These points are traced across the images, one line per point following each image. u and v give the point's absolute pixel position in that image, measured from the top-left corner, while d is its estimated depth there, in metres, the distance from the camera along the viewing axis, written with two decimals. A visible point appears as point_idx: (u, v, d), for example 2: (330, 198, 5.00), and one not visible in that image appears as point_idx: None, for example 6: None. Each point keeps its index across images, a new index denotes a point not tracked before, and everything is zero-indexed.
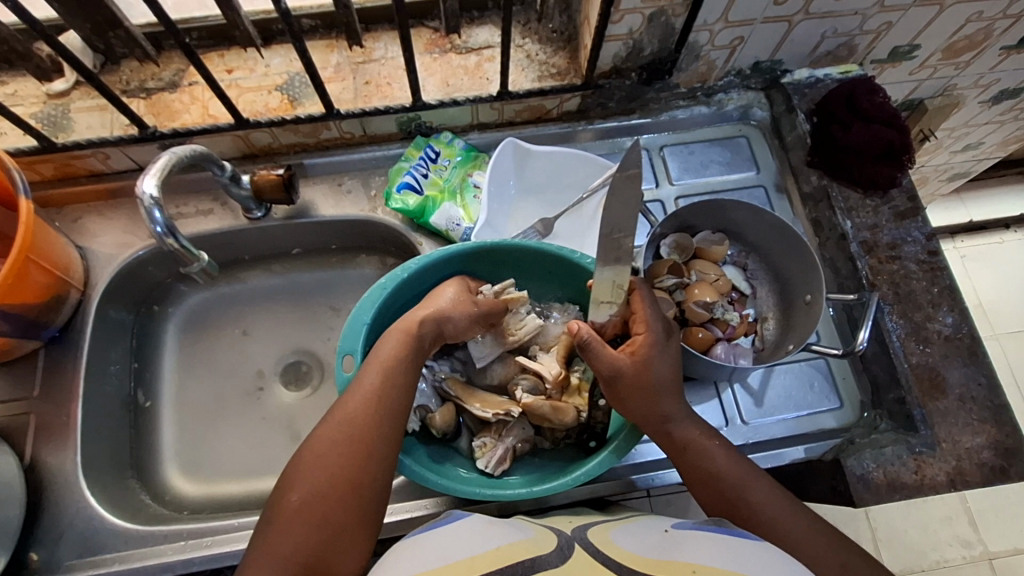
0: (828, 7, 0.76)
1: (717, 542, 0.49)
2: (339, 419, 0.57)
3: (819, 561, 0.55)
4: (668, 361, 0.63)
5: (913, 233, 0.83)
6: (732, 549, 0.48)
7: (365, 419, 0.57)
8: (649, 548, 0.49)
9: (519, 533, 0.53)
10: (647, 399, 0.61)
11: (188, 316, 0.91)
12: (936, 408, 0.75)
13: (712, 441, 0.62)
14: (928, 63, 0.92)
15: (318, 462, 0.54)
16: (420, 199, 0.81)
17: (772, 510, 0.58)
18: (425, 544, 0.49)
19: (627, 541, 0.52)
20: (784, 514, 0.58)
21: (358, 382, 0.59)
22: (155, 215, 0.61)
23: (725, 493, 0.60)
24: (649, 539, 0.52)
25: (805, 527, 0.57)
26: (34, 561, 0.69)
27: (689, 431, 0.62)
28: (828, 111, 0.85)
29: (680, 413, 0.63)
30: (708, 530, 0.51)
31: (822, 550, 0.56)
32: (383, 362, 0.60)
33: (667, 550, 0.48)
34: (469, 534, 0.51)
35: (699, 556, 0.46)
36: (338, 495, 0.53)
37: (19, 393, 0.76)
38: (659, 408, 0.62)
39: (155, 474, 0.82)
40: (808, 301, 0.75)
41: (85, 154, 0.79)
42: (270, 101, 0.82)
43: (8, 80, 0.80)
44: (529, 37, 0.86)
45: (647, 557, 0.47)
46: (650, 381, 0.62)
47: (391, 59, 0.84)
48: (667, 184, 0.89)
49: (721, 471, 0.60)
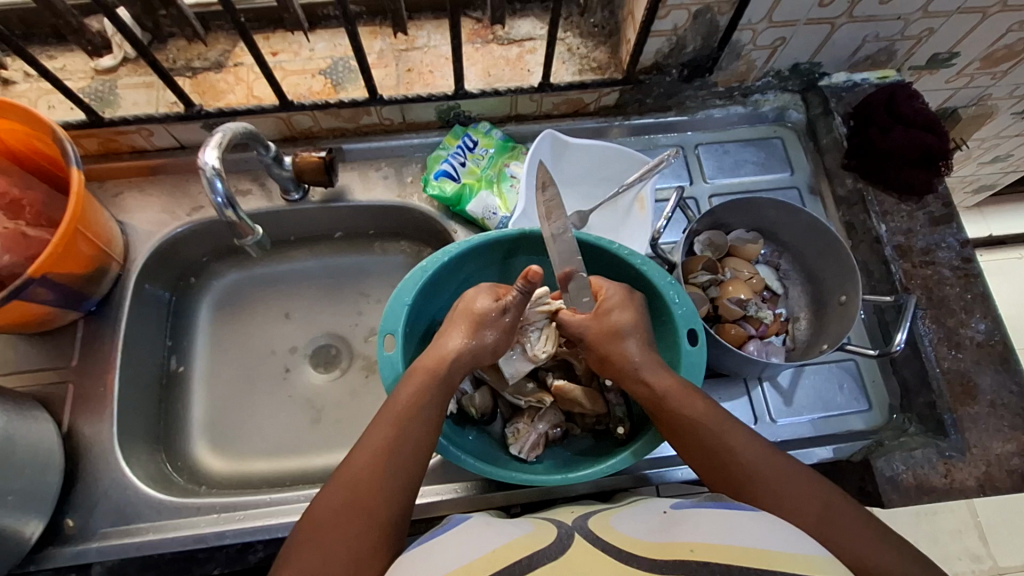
0: (872, 11, 0.77)
1: (716, 516, 0.49)
2: (366, 454, 0.55)
3: (799, 512, 0.53)
4: (632, 310, 0.65)
5: (948, 239, 0.83)
6: (730, 522, 0.48)
7: (392, 458, 0.55)
8: (651, 531, 0.49)
9: (517, 529, 0.52)
10: (615, 346, 0.63)
11: (222, 294, 0.92)
12: (966, 414, 0.75)
13: (686, 391, 0.60)
14: (966, 72, 0.93)
15: (344, 500, 0.53)
16: (457, 187, 0.82)
17: (754, 461, 0.56)
18: (423, 553, 0.49)
19: (625, 526, 0.52)
20: (764, 466, 0.56)
21: (386, 409, 0.59)
22: (217, 186, 0.62)
23: (705, 442, 0.58)
24: (651, 521, 0.52)
25: (789, 477, 0.55)
26: (69, 527, 0.70)
27: (663, 380, 0.61)
28: (866, 115, 0.85)
29: (650, 362, 0.62)
30: (707, 506, 0.52)
31: (803, 498, 0.54)
32: (411, 398, 0.58)
33: (666, 532, 0.48)
34: (471, 538, 0.50)
35: (700, 535, 0.46)
36: (370, 525, 0.52)
37: (58, 363, 0.77)
38: (626, 353, 0.62)
39: (185, 450, 0.83)
40: (843, 302, 0.75)
41: (130, 130, 0.80)
42: (313, 84, 0.83)
43: (57, 54, 0.82)
44: (570, 31, 0.86)
45: (648, 541, 0.47)
46: (619, 325, 0.64)
47: (433, 47, 0.85)
48: (701, 182, 0.89)
49: (701, 422, 0.58)
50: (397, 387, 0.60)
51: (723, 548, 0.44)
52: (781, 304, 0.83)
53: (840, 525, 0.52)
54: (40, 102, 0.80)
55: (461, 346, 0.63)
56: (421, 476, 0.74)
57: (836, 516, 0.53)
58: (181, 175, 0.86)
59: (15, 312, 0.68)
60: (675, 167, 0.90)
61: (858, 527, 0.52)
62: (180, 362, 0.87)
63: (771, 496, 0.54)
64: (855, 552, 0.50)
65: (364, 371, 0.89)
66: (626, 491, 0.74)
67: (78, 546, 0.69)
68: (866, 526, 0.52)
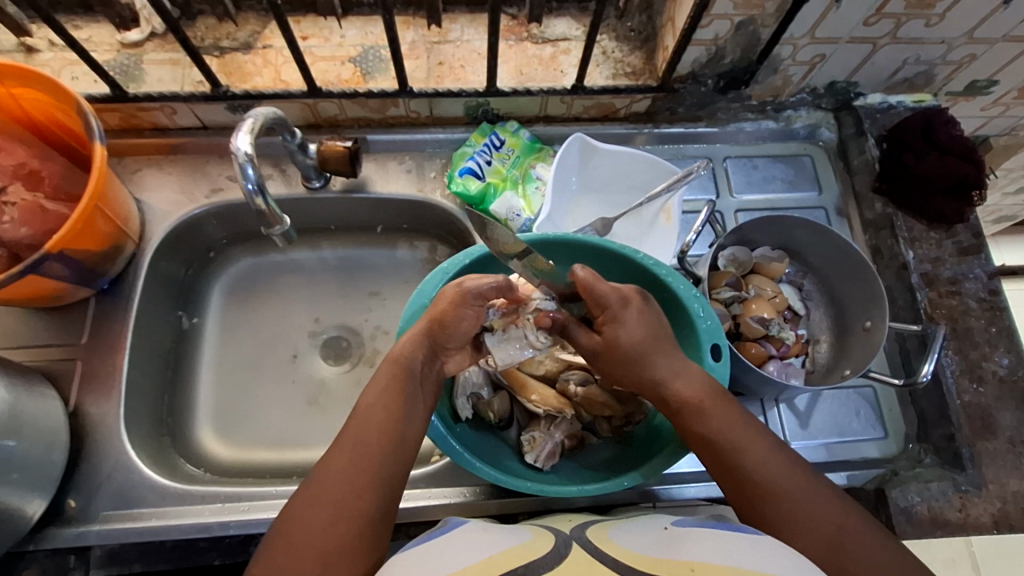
0: (916, 33, 0.75)
1: (718, 536, 0.48)
2: (341, 450, 0.55)
3: (810, 535, 0.51)
4: (636, 322, 0.60)
5: (975, 270, 0.82)
6: (734, 543, 0.47)
7: (365, 453, 0.55)
8: (650, 547, 0.48)
9: (513, 536, 0.51)
10: (641, 360, 0.60)
11: (233, 280, 0.90)
12: (985, 449, 0.74)
13: (713, 401, 0.58)
14: (1003, 100, 0.91)
15: (317, 494, 0.52)
16: (481, 186, 0.81)
17: (775, 475, 0.55)
18: (414, 557, 0.48)
19: (624, 539, 0.51)
20: (784, 481, 0.54)
21: (356, 406, 0.58)
22: (249, 172, 0.61)
23: (721, 455, 0.56)
24: (649, 535, 0.51)
25: (807, 496, 0.54)
26: (70, 508, 0.69)
27: (689, 389, 0.59)
28: (900, 139, 0.84)
29: (679, 369, 0.60)
30: (709, 525, 0.50)
31: (819, 519, 0.52)
32: (379, 395, 0.58)
33: (667, 549, 0.47)
34: (465, 541, 0.49)
35: (702, 554, 0.45)
36: (345, 517, 0.51)
37: (68, 339, 0.76)
38: (651, 369, 0.60)
39: (190, 435, 0.81)
40: (867, 328, 0.74)
41: (153, 107, 0.78)
42: (342, 72, 0.81)
43: (82, 24, 0.80)
44: (606, 34, 0.85)
45: (649, 557, 0.46)
46: (629, 350, 0.60)
47: (466, 42, 0.84)
48: (728, 196, 0.88)
49: (723, 434, 0.57)
50: (368, 386, 0.60)
51: (726, 571, 0.43)
52: (802, 325, 0.82)
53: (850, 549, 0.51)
54: (64, 73, 0.78)
55: (418, 331, 0.61)
56: (429, 477, 0.73)
57: (847, 540, 0.51)
58: (201, 156, 0.84)
59: (30, 286, 0.67)
60: (703, 180, 0.88)
61: (871, 549, 0.51)
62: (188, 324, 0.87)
63: (791, 513, 0.53)
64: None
65: (374, 365, 0.87)
66: (636, 504, 0.74)
67: (79, 528, 0.68)
68: (881, 548, 0.51)
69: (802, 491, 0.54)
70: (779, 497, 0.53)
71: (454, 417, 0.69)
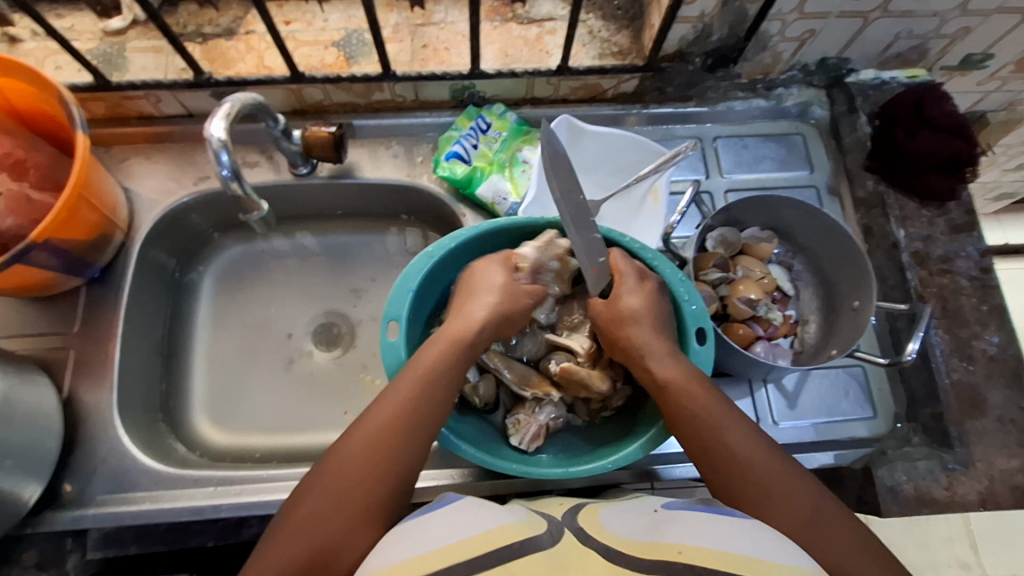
0: (907, 7, 0.74)
1: (708, 516, 0.48)
2: (352, 449, 0.54)
3: (785, 517, 0.52)
4: (652, 296, 0.63)
5: (967, 248, 0.81)
6: (723, 525, 0.47)
7: (372, 467, 0.53)
8: (641, 526, 0.48)
9: (508, 513, 0.49)
10: (621, 332, 0.62)
11: (225, 268, 0.91)
12: (973, 427, 0.74)
13: (696, 384, 0.58)
14: (999, 75, 0.89)
15: (321, 509, 0.51)
16: (467, 170, 0.80)
17: (748, 462, 0.55)
18: (410, 530, 0.48)
19: (613, 516, 0.51)
20: (757, 471, 0.54)
21: (393, 384, 0.57)
22: (224, 159, 0.61)
23: (703, 435, 0.56)
24: (640, 513, 0.51)
25: (783, 480, 0.54)
26: (67, 492, 0.70)
27: (669, 369, 0.58)
28: (892, 115, 0.83)
29: (663, 350, 0.60)
30: (700, 505, 0.51)
31: (794, 499, 0.53)
32: (417, 377, 0.57)
33: (656, 530, 0.47)
34: (460, 512, 0.49)
35: (691, 537, 0.45)
36: (361, 495, 0.52)
37: (60, 328, 0.77)
38: (634, 340, 0.61)
39: (185, 422, 0.83)
40: (855, 308, 0.74)
41: (137, 95, 0.78)
42: (326, 57, 0.81)
43: (65, 13, 0.80)
44: (592, 13, 0.84)
45: (638, 537, 0.46)
46: (623, 315, 0.62)
47: (450, 24, 0.83)
48: (717, 176, 0.87)
49: (700, 417, 0.56)
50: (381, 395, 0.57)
51: (712, 553, 0.43)
52: (791, 306, 0.82)
53: (823, 530, 0.51)
54: (47, 63, 0.78)
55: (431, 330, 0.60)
56: None
57: (822, 522, 0.52)
58: (189, 144, 0.84)
59: (18, 276, 0.68)
60: (692, 160, 0.87)
61: (845, 531, 0.51)
62: (180, 313, 0.87)
63: (756, 492, 0.53)
64: (833, 559, 0.50)
65: (365, 351, 0.88)
66: (624, 484, 0.74)
67: (75, 512, 0.69)
68: (853, 536, 0.51)
69: (778, 475, 0.54)
70: (750, 475, 0.54)
71: None
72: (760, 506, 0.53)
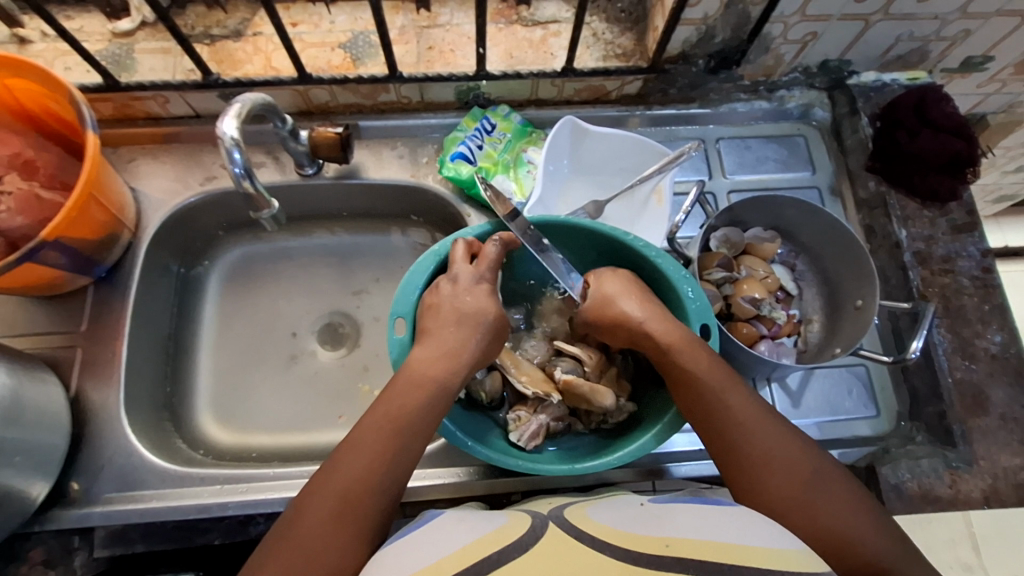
0: (908, 9, 0.75)
1: (696, 511, 0.48)
2: (337, 479, 0.53)
3: (780, 476, 0.53)
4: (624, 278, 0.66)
5: (969, 248, 0.82)
6: (712, 516, 0.47)
7: (343, 522, 0.51)
8: (629, 519, 0.48)
9: (490, 522, 0.50)
10: (613, 308, 0.63)
11: (230, 268, 0.91)
12: (976, 426, 0.74)
13: (697, 348, 0.59)
14: (998, 77, 0.90)
15: None
16: (473, 170, 0.81)
17: (746, 432, 0.55)
18: (394, 550, 0.48)
19: (602, 513, 0.51)
20: (758, 439, 0.55)
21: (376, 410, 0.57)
22: (235, 157, 0.62)
23: (703, 397, 0.57)
24: (628, 509, 0.51)
25: (780, 444, 0.55)
26: (74, 491, 0.71)
27: (668, 333, 0.60)
28: (893, 117, 0.84)
29: (661, 317, 0.61)
30: (687, 501, 0.51)
31: (790, 462, 0.54)
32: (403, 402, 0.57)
33: (643, 523, 0.47)
34: (443, 527, 0.49)
35: (678, 530, 0.45)
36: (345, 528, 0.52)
37: (68, 327, 0.77)
38: (627, 313, 0.63)
39: (191, 421, 0.83)
40: (858, 307, 0.74)
41: (145, 96, 0.79)
42: (333, 58, 0.81)
43: (74, 15, 0.81)
44: (596, 15, 0.84)
45: (626, 530, 0.46)
46: (609, 305, 0.64)
47: (456, 26, 0.84)
48: (720, 177, 0.87)
49: (701, 376, 0.57)
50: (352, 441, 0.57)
51: (700, 545, 0.43)
52: (794, 305, 0.82)
53: (818, 491, 0.53)
54: (57, 64, 0.79)
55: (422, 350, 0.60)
56: (425, 459, 0.74)
57: (817, 484, 0.53)
58: (196, 144, 0.85)
59: (27, 275, 0.68)
60: (694, 161, 0.88)
61: (838, 495, 0.52)
62: (186, 312, 0.87)
63: (754, 453, 0.54)
64: (825, 518, 0.51)
65: (370, 351, 0.88)
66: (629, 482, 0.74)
67: (83, 510, 0.70)
68: (846, 500, 0.52)
69: (775, 439, 0.55)
70: (749, 437, 0.55)
71: None
72: (758, 467, 0.54)
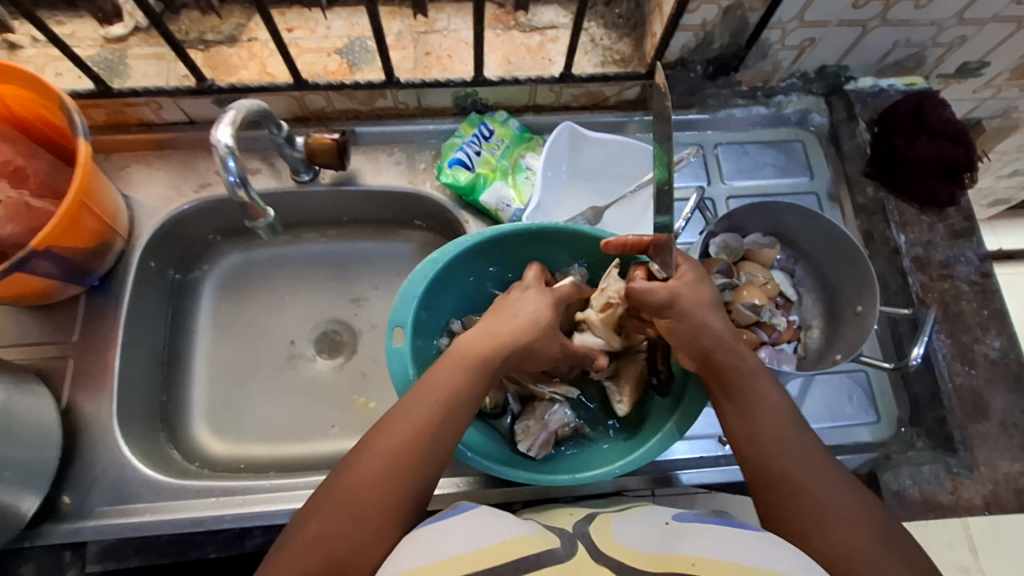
0: (906, 15, 0.75)
1: (718, 533, 0.48)
2: (391, 436, 0.54)
3: (834, 522, 0.51)
4: (713, 288, 0.62)
5: (967, 253, 0.82)
6: (735, 541, 0.46)
7: (381, 492, 0.51)
8: (651, 543, 0.48)
9: (514, 526, 0.49)
10: (699, 314, 0.59)
11: (225, 275, 0.90)
12: (976, 431, 0.74)
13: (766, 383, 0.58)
14: (994, 83, 0.91)
15: (323, 529, 0.49)
16: (471, 176, 0.80)
17: (778, 403, 0.58)
18: (416, 546, 0.47)
19: (626, 534, 0.50)
20: (785, 411, 0.57)
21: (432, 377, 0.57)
22: (229, 165, 0.61)
23: (764, 430, 0.56)
24: (651, 530, 0.50)
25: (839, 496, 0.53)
26: (65, 505, 0.69)
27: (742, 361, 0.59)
28: (891, 122, 0.83)
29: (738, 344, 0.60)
30: (711, 521, 0.50)
31: (844, 513, 0.52)
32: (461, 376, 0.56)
33: (667, 548, 0.46)
34: (469, 526, 0.48)
35: (702, 556, 0.45)
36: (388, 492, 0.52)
37: (59, 337, 0.76)
38: (711, 326, 0.59)
39: (186, 431, 0.82)
40: (858, 313, 0.74)
41: (138, 102, 0.78)
42: (329, 64, 0.81)
43: (66, 20, 0.80)
44: (594, 21, 0.84)
45: (649, 555, 0.46)
46: (702, 298, 0.60)
47: (453, 31, 0.83)
48: (719, 183, 0.87)
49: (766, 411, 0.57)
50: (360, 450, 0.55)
51: (725, 574, 0.42)
52: (794, 311, 0.82)
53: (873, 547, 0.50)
54: (47, 69, 0.78)
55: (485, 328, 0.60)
56: None
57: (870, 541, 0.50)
58: (190, 151, 0.84)
59: (18, 284, 0.67)
60: (693, 166, 0.88)
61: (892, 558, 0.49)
62: (180, 321, 0.86)
63: (809, 497, 0.52)
64: None
65: (367, 359, 0.87)
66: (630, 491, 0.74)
67: (74, 524, 0.68)
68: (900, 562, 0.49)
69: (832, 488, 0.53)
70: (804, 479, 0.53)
71: None
72: (811, 508, 0.52)
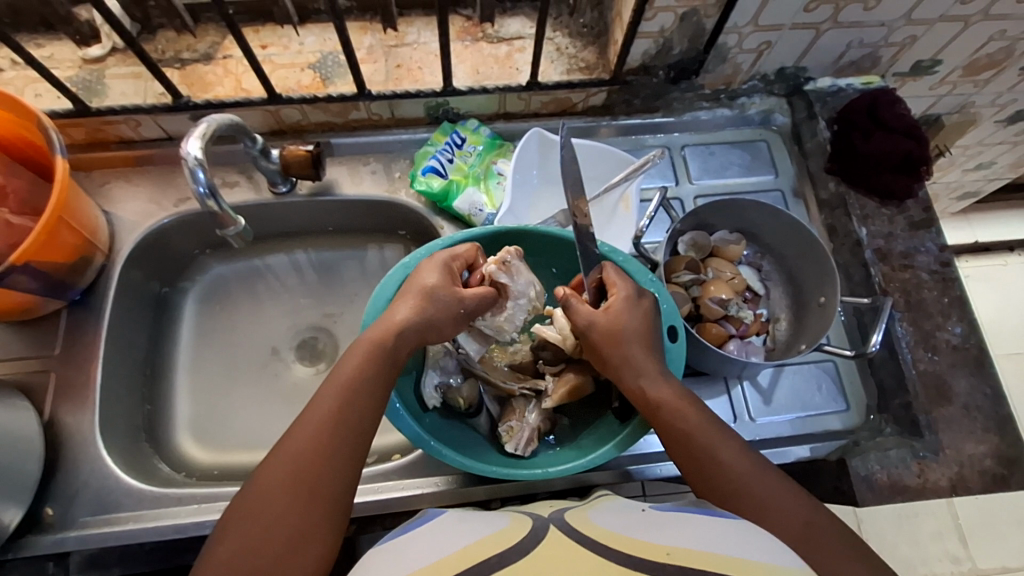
0: (855, 17, 0.78)
1: (696, 522, 0.47)
2: (298, 438, 0.53)
3: (781, 526, 0.53)
4: (641, 314, 0.62)
5: (927, 243, 0.85)
6: (710, 528, 0.46)
7: (292, 489, 0.51)
8: (628, 527, 0.47)
9: (490, 525, 0.49)
10: (618, 347, 0.61)
11: (206, 288, 0.92)
12: (941, 415, 0.77)
13: (684, 402, 0.59)
14: (948, 79, 0.94)
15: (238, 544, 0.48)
16: (444, 184, 0.82)
17: (691, 426, 0.58)
18: (393, 548, 0.47)
19: (604, 521, 0.49)
20: (701, 427, 0.58)
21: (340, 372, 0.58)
22: (199, 177, 0.63)
23: (696, 452, 0.57)
24: (627, 517, 0.50)
25: (778, 497, 0.54)
26: (48, 516, 0.70)
27: (660, 388, 0.60)
28: (848, 119, 0.86)
29: (652, 368, 0.61)
30: (690, 511, 0.50)
31: (788, 512, 0.53)
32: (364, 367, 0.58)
33: (644, 533, 0.45)
34: (444, 530, 0.48)
35: (678, 540, 0.44)
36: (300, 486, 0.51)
37: (41, 351, 0.77)
38: (629, 357, 0.61)
39: (169, 442, 0.83)
40: (822, 304, 0.76)
41: (117, 120, 0.80)
42: (302, 79, 0.83)
43: (44, 42, 0.82)
44: (559, 31, 0.87)
45: (623, 537, 0.45)
46: (623, 329, 0.61)
47: (423, 44, 0.86)
48: (686, 183, 0.90)
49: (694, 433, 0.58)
50: (241, 489, 0.53)
51: (704, 556, 0.42)
52: (762, 305, 0.84)
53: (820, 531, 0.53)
54: (27, 91, 0.80)
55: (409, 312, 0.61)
56: (404, 470, 0.75)
57: (819, 534, 0.52)
58: (169, 167, 0.86)
59: None
60: (661, 167, 0.90)
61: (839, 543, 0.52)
62: (160, 333, 0.87)
63: (750, 508, 0.54)
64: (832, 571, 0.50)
65: None
66: (606, 485, 0.75)
67: (58, 535, 0.69)
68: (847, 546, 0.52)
69: (769, 492, 0.55)
70: (743, 489, 0.55)
71: (423, 407, 0.71)
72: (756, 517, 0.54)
